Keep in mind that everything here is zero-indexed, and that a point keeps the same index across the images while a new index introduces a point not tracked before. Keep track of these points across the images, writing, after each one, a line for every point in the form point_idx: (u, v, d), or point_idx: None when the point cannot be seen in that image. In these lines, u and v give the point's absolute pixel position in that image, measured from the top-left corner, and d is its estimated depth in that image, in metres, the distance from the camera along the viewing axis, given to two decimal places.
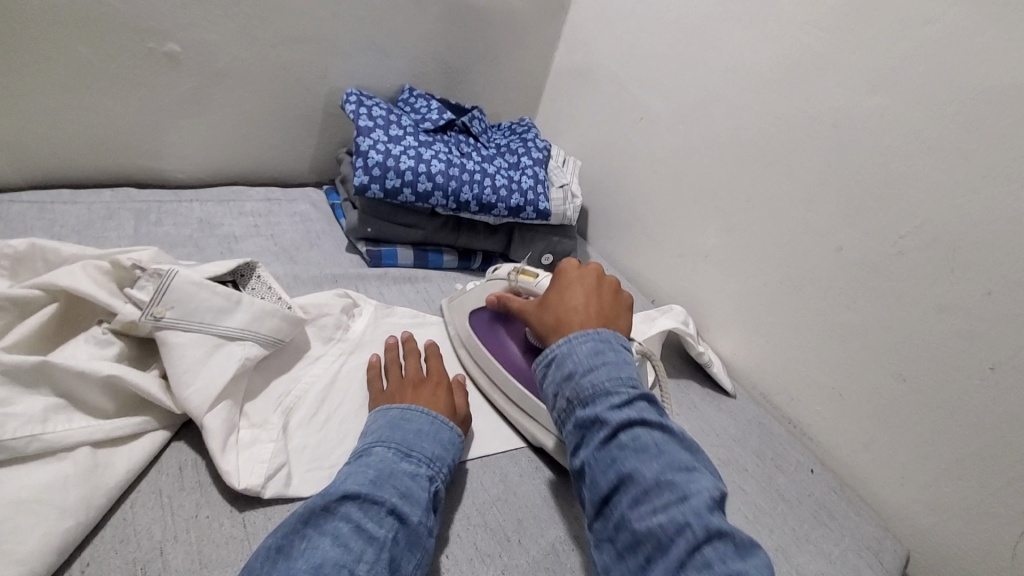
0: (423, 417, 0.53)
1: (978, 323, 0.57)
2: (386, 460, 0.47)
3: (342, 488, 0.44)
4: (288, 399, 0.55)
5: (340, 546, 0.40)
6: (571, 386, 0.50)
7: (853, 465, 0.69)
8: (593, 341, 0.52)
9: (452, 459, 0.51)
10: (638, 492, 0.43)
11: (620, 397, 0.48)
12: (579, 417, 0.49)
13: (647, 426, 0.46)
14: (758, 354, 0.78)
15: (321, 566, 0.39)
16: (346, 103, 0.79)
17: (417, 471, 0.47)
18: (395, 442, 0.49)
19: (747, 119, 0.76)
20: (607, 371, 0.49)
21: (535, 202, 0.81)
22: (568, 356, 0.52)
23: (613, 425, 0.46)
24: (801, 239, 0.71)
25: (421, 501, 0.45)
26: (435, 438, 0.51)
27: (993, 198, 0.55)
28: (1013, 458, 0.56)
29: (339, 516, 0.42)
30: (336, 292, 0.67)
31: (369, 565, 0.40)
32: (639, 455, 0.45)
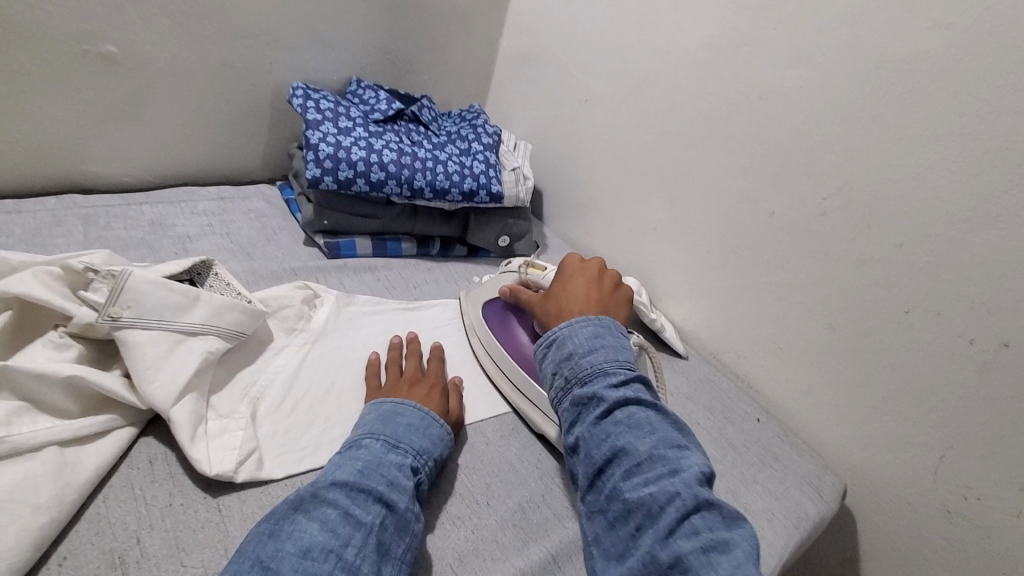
0: (414, 413, 0.55)
1: (893, 272, 0.62)
2: (373, 451, 0.49)
3: (331, 479, 0.46)
4: (254, 390, 0.56)
5: (329, 530, 0.42)
6: (570, 365, 0.54)
7: (795, 412, 0.74)
8: (593, 327, 0.57)
9: (438, 452, 0.54)
10: (632, 464, 0.47)
11: (617, 377, 0.52)
12: (577, 395, 0.52)
13: (640, 406, 0.50)
14: (706, 317, 0.83)
15: (309, 550, 0.40)
16: (293, 98, 0.80)
17: (404, 461, 0.49)
18: (384, 434, 0.51)
19: (682, 96, 0.80)
20: (606, 354, 0.54)
21: (487, 185, 0.83)
22: (570, 339, 0.56)
23: (609, 403, 0.50)
24: (737, 205, 0.76)
25: (407, 489, 0.47)
26: (423, 431, 0.54)
27: (900, 157, 0.60)
28: (929, 391, 0.62)
29: (326, 501, 0.44)
30: (295, 283, 0.68)
31: (356, 549, 0.41)
32: (632, 431, 0.49)
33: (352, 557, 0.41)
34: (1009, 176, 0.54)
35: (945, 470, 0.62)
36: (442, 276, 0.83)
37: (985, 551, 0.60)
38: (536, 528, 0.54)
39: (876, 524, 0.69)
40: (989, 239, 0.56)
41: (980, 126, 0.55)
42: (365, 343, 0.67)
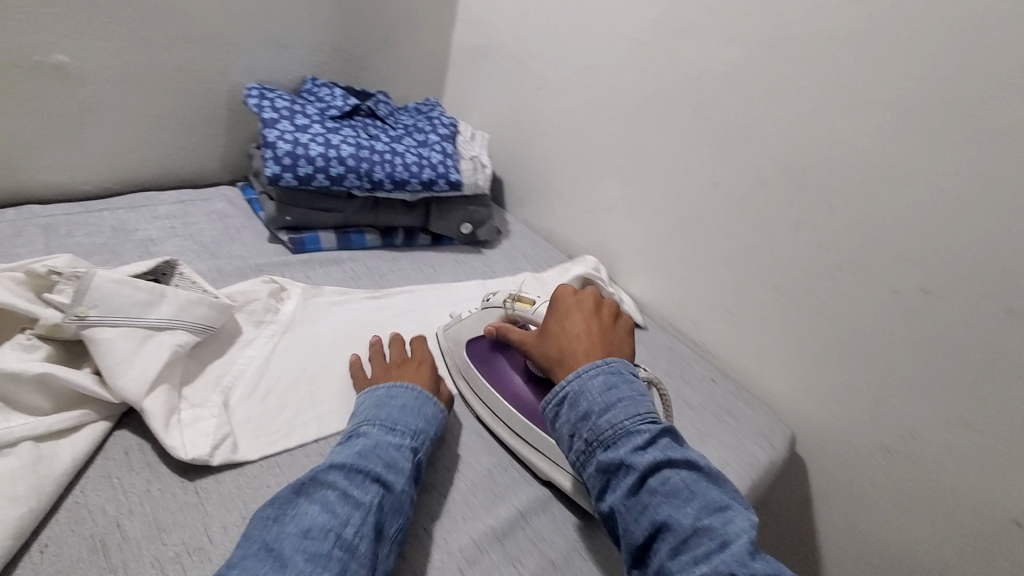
0: (407, 395, 0.57)
1: (825, 232, 0.67)
2: (371, 434, 0.52)
3: (331, 465, 0.48)
4: (226, 379, 0.58)
5: (328, 511, 0.44)
6: (589, 426, 0.51)
7: (748, 371, 0.79)
8: (604, 375, 0.53)
9: (432, 431, 0.56)
10: (678, 541, 0.44)
11: (643, 438, 0.48)
12: (602, 460, 0.49)
13: (674, 467, 0.47)
14: (662, 288, 0.87)
15: (309, 530, 0.42)
16: (248, 98, 0.81)
17: (401, 442, 0.52)
18: (381, 417, 0.54)
19: (628, 79, 0.83)
20: (625, 410, 0.50)
21: (446, 174, 0.85)
22: (582, 395, 0.52)
23: (640, 470, 0.47)
24: (683, 180, 0.80)
25: (405, 470, 0.50)
26: (419, 412, 0.56)
27: (823, 124, 0.65)
28: (864, 340, 0.67)
29: (326, 485, 0.46)
30: (261, 278, 0.70)
31: (355, 527, 0.44)
32: (671, 501, 0.46)
33: (350, 536, 0.43)
34: (919, 136, 0.59)
35: (882, 411, 0.67)
36: (407, 264, 0.86)
37: (920, 481, 0.66)
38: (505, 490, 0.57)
39: (825, 468, 0.74)
40: (905, 195, 0.61)
41: (891, 91, 0.60)
42: (333, 331, 0.69)
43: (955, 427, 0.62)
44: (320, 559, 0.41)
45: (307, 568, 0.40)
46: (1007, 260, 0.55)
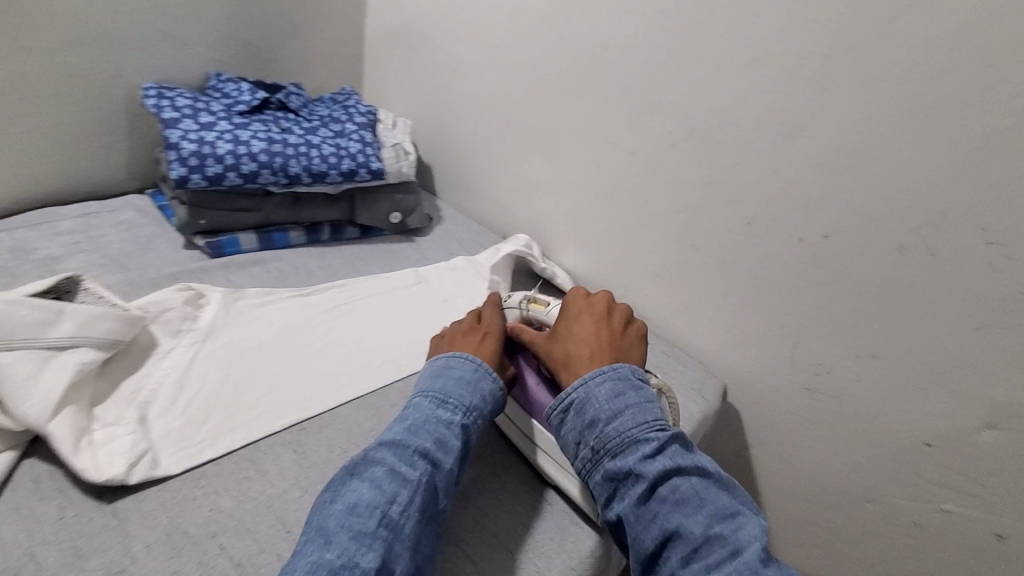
0: (467, 365, 0.60)
1: (735, 189, 0.70)
2: (424, 410, 0.55)
3: (381, 446, 0.51)
4: (141, 394, 0.55)
5: (377, 489, 0.46)
6: (597, 436, 0.54)
7: (680, 330, 0.82)
8: (611, 383, 0.56)
9: (485, 407, 0.58)
10: (689, 550, 0.47)
11: (652, 447, 0.52)
12: (611, 468, 0.53)
13: (683, 475, 0.51)
14: (593, 259, 0.89)
15: (356, 506, 0.45)
16: (146, 99, 0.76)
17: (451, 419, 0.54)
18: (434, 393, 0.56)
19: (540, 54, 0.83)
20: (633, 419, 0.54)
21: (366, 163, 0.84)
22: (590, 402, 0.56)
23: (650, 479, 0.50)
24: (602, 150, 0.81)
25: (454, 449, 0.52)
26: (473, 387, 0.58)
27: (723, 84, 0.67)
28: (779, 288, 0.70)
29: (376, 464, 0.49)
30: (177, 286, 0.67)
31: (402, 504, 0.46)
32: (682, 509, 0.49)
33: (397, 514, 0.45)
34: (808, 89, 0.61)
35: (801, 354, 0.71)
36: (337, 259, 0.84)
37: (840, 415, 0.70)
38: None
39: (756, 414, 0.78)
40: (802, 146, 0.63)
41: (780, 48, 0.62)
42: (259, 334, 0.67)
43: (865, 361, 0.66)
44: (364, 537, 0.43)
45: (351, 545, 0.42)
46: (893, 200, 0.59)
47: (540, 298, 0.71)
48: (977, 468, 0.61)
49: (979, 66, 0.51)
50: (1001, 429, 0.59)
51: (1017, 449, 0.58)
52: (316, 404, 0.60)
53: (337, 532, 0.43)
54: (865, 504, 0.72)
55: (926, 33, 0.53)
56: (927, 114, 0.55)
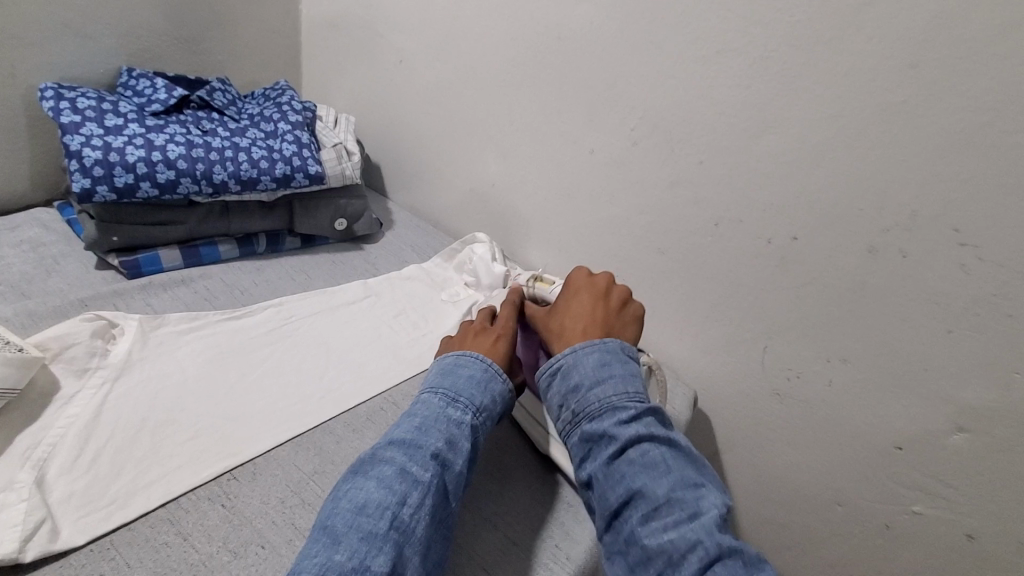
0: (475, 364, 0.55)
1: (701, 189, 0.66)
2: (433, 406, 0.51)
3: (391, 443, 0.47)
4: (39, 451, 0.47)
5: (386, 487, 0.43)
6: (578, 399, 0.51)
7: (646, 335, 0.78)
8: (600, 352, 0.53)
9: (497, 408, 0.54)
10: (649, 508, 0.45)
11: (630, 413, 0.49)
12: (586, 430, 0.50)
13: (655, 441, 0.48)
14: (554, 262, 0.84)
15: (364, 506, 0.42)
16: (41, 100, 0.66)
17: (463, 418, 0.50)
18: (444, 390, 0.52)
19: (491, 46, 0.77)
20: (615, 386, 0.51)
21: (303, 167, 0.76)
22: (576, 367, 0.53)
23: (622, 441, 0.47)
24: (560, 148, 0.76)
25: (465, 451, 0.49)
26: (484, 385, 0.54)
27: (686, 79, 0.63)
28: (747, 291, 0.67)
29: (384, 462, 0.45)
30: (84, 316, 0.58)
31: (412, 508, 0.43)
32: (648, 472, 0.46)
33: (407, 517, 0.42)
34: (774, 84, 0.57)
35: (770, 358, 0.68)
36: (274, 274, 0.76)
37: (810, 420, 0.68)
38: None
39: (727, 419, 0.75)
40: (769, 144, 0.60)
41: (743, 40, 0.58)
42: (184, 366, 0.59)
43: (834, 364, 0.64)
44: (374, 540, 0.40)
45: (359, 548, 0.39)
46: (862, 200, 0.56)
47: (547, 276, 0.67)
48: (948, 471, 0.60)
49: (947, 61, 0.49)
50: (971, 432, 0.57)
51: (987, 452, 0.57)
52: (250, 447, 0.53)
53: (345, 534, 0.40)
54: (836, 508, 0.70)
55: (893, 25, 0.50)
56: (896, 111, 0.52)
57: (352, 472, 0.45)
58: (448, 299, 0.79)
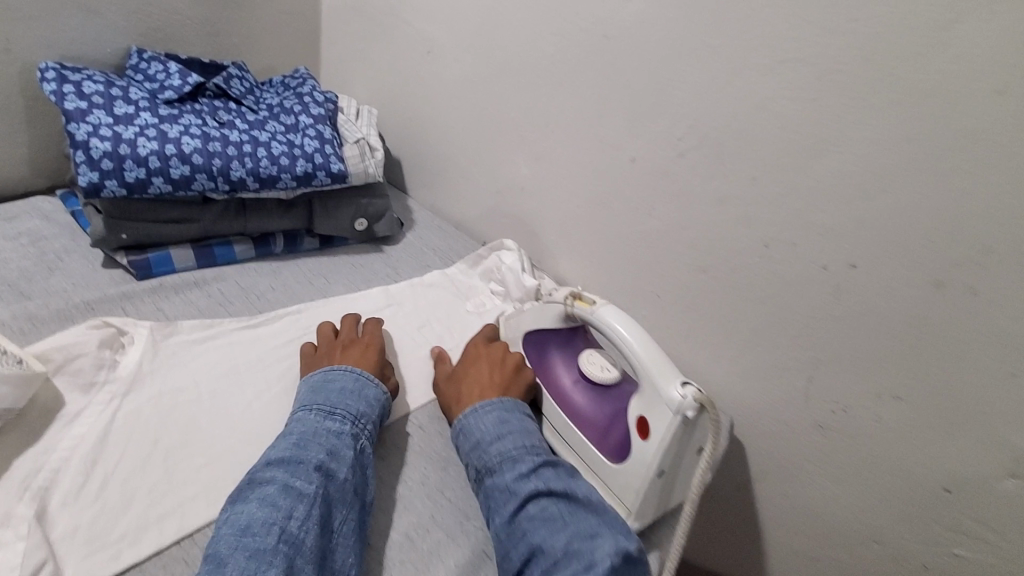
0: (348, 375, 0.55)
1: (751, 207, 0.62)
2: (309, 422, 0.50)
3: (270, 465, 0.46)
4: (40, 480, 0.44)
5: (270, 506, 0.42)
6: (479, 455, 0.51)
7: (680, 355, 0.75)
8: (498, 410, 0.54)
9: (376, 413, 0.54)
10: (549, 564, 0.43)
11: (527, 466, 0.49)
12: (488, 486, 0.49)
13: (553, 495, 0.47)
14: (585, 273, 0.81)
15: (248, 526, 0.41)
16: (42, 82, 0.61)
17: (342, 429, 0.50)
18: (318, 404, 0.51)
19: (528, 40, 0.72)
20: (514, 441, 0.51)
21: (326, 164, 0.71)
22: (475, 425, 0.53)
23: (521, 496, 0.47)
24: (598, 154, 0.72)
25: (347, 458, 0.48)
26: (359, 394, 0.54)
27: (744, 88, 0.58)
28: (795, 319, 0.63)
29: (266, 483, 0.44)
30: (91, 324, 0.54)
31: (299, 520, 0.42)
32: (547, 526, 0.45)
33: (294, 530, 0.41)
34: (843, 100, 0.53)
35: (815, 388, 0.65)
36: (292, 277, 0.72)
37: (852, 455, 0.65)
38: (429, 558, 0.48)
39: (760, 447, 0.72)
40: (831, 165, 0.55)
41: (813, 50, 0.53)
42: (196, 381, 0.55)
43: (884, 401, 0.60)
44: (263, 557, 0.39)
45: (249, 567, 0.39)
46: (934, 230, 0.52)
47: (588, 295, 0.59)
48: (1000, 519, 0.57)
49: None
50: None
51: None
52: None
53: (232, 555, 0.40)
54: (872, 545, 0.67)
55: (985, 43, 0.45)
56: (979, 137, 0.47)
57: (234, 497, 0.44)
58: (474, 309, 0.75)
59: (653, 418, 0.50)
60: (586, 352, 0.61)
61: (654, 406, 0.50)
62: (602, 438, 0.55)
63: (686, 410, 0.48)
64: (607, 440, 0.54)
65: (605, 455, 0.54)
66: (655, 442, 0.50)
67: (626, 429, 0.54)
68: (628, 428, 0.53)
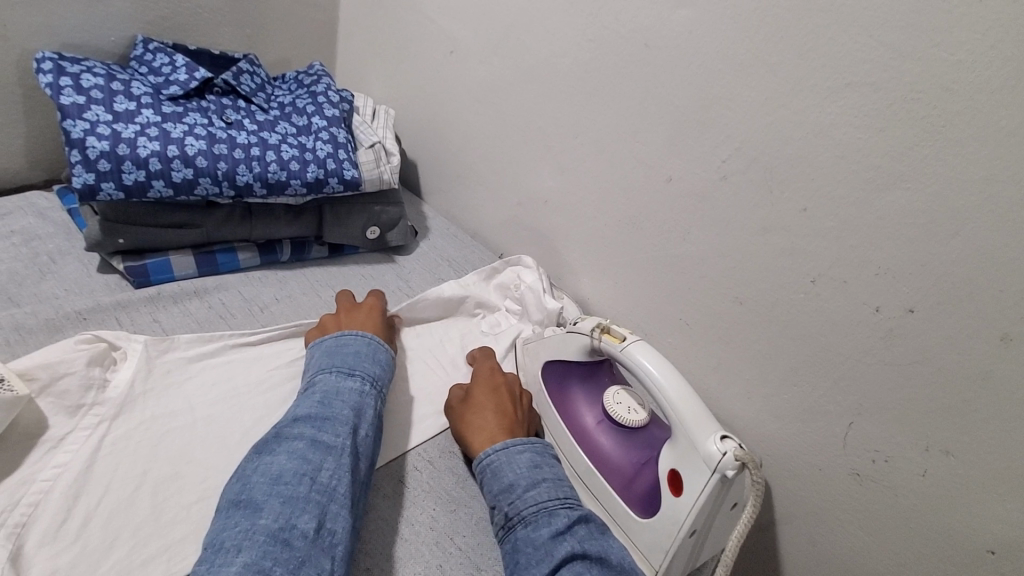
0: (359, 340, 0.56)
1: (798, 239, 0.57)
2: (331, 381, 0.51)
3: (297, 421, 0.46)
4: (14, 516, 0.40)
5: (300, 458, 0.43)
6: (510, 501, 0.48)
7: (707, 387, 0.71)
8: (532, 453, 0.52)
9: (388, 374, 0.55)
10: None
11: (563, 522, 0.45)
12: (518, 538, 0.46)
13: (588, 561, 0.43)
14: (609, 294, 0.76)
15: (281, 476, 0.42)
16: (38, 73, 0.57)
17: (362, 387, 0.51)
18: (337, 365, 0.53)
19: (561, 45, 0.68)
20: (549, 491, 0.48)
21: (338, 171, 0.66)
22: (508, 466, 0.50)
23: (556, 558, 0.43)
24: (631, 171, 0.67)
25: (368, 416, 0.49)
26: (374, 357, 0.55)
27: (799, 112, 0.53)
28: (839, 361, 0.58)
29: (294, 437, 0.45)
30: (81, 338, 0.51)
31: (330, 471, 0.43)
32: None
33: (326, 479, 0.42)
34: (912, 130, 0.48)
35: (855, 436, 0.60)
36: (298, 288, 0.68)
37: (892, 510, 0.59)
38: None
39: (788, 490, 0.67)
40: (893, 201, 0.50)
41: (884, 73, 0.48)
42: (193, 404, 0.51)
43: (933, 456, 0.55)
44: (297, 502, 0.40)
45: (284, 511, 0.39)
46: (1008, 279, 0.46)
47: (617, 329, 0.55)
48: None
49: None
50: None
51: None
52: None
53: (266, 500, 0.40)
54: None
55: None
56: None
57: (260, 450, 0.44)
58: (489, 330, 0.71)
59: (688, 473, 0.46)
60: (611, 389, 0.57)
61: (688, 460, 0.47)
62: (628, 485, 0.51)
63: (726, 469, 0.44)
64: (633, 489, 0.51)
65: (631, 505, 0.50)
66: (689, 500, 0.46)
67: (654, 478, 0.50)
68: (657, 477, 0.50)
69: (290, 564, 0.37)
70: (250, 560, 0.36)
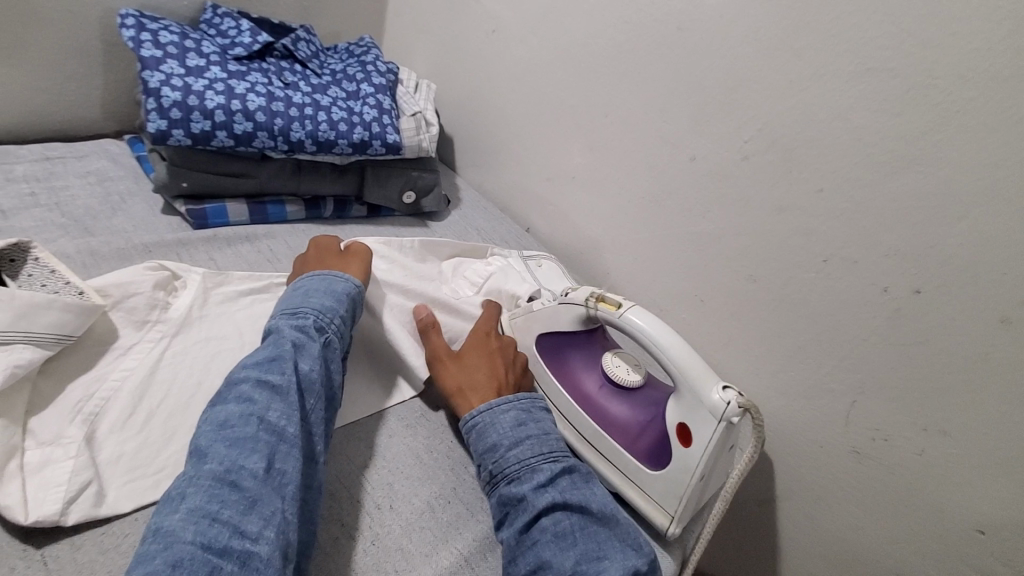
0: (308, 283, 0.57)
1: (812, 219, 0.59)
2: (276, 325, 0.51)
3: (245, 365, 0.47)
4: (89, 406, 0.46)
5: (245, 400, 0.44)
6: (495, 459, 0.51)
7: (716, 363, 0.74)
8: (517, 410, 0.54)
9: (341, 305, 0.56)
10: None
11: (545, 476, 0.48)
12: (504, 492, 0.49)
13: (568, 510, 0.46)
14: (628, 269, 0.80)
15: (226, 420, 0.43)
16: (121, 27, 0.63)
17: (306, 325, 0.52)
18: (284, 309, 0.53)
19: (598, 26, 0.71)
20: (532, 447, 0.51)
21: (381, 135, 0.72)
22: (491, 426, 0.52)
23: (536, 508, 0.46)
24: (656, 150, 0.71)
25: (315, 351, 0.50)
26: (323, 293, 0.55)
27: (819, 96, 0.56)
28: (845, 340, 0.61)
29: (239, 382, 0.45)
30: (148, 265, 0.57)
31: (276, 409, 0.44)
32: (558, 542, 0.44)
33: (272, 419, 0.43)
34: (929, 115, 0.50)
35: (856, 414, 0.62)
36: None
37: (887, 488, 0.61)
38: (448, 528, 0.49)
39: (788, 466, 0.70)
40: (906, 184, 0.53)
41: (904, 59, 0.50)
42: (241, 331, 0.57)
43: (931, 435, 0.57)
44: (245, 443, 0.41)
45: (230, 453, 0.40)
46: (1012, 263, 0.48)
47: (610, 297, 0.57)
48: None
49: None
50: None
51: None
52: None
53: (213, 446, 0.41)
54: None
55: None
56: None
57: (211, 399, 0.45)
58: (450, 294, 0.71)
59: (692, 423, 0.50)
60: (608, 355, 0.61)
61: (693, 412, 0.50)
62: (632, 443, 0.55)
63: (731, 417, 0.48)
64: (637, 445, 0.55)
65: (636, 460, 0.54)
66: (697, 448, 0.50)
67: (657, 434, 0.54)
68: (659, 435, 0.54)
69: (240, 504, 0.38)
70: (195, 504, 0.37)
